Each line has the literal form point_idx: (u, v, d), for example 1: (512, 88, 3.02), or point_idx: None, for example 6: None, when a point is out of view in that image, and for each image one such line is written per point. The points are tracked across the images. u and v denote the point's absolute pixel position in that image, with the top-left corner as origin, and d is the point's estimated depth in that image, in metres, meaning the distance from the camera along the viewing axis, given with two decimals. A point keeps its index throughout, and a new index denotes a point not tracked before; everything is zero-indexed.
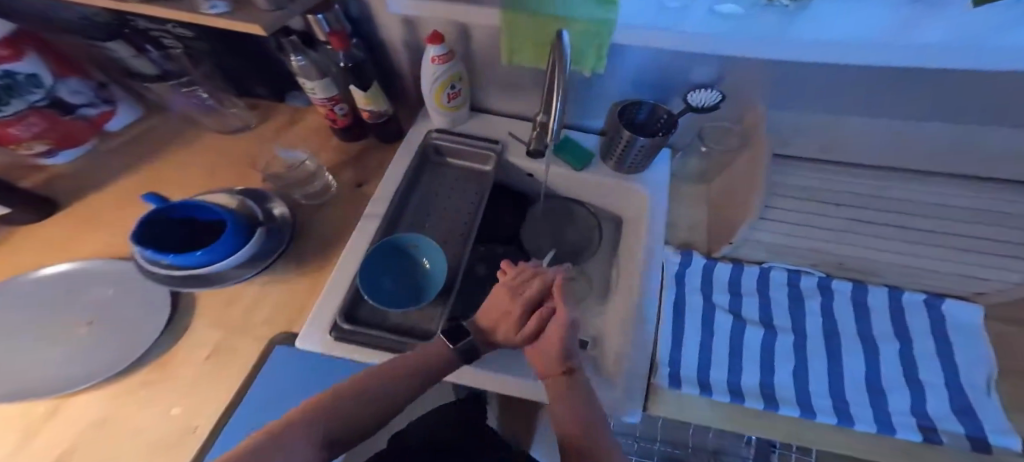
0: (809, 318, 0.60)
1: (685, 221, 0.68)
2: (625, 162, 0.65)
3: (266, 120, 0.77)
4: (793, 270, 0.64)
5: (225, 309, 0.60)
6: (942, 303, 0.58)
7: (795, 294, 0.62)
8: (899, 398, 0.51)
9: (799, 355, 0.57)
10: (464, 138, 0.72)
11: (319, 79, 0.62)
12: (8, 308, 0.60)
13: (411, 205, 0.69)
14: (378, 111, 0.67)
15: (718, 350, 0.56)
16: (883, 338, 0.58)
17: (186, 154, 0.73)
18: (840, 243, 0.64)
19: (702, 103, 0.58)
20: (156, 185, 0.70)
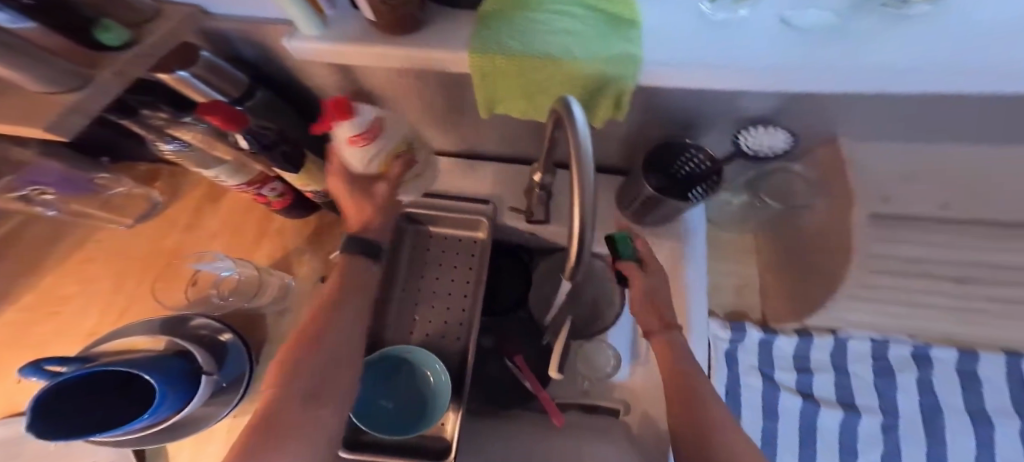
0: (856, 381, 0.55)
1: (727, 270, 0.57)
2: (649, 217, 0.50)
3: (179, 195, 0.59)
4: (880, 340, 0.55)
5: (199, 447, 0.47)
6: (947, 362, 0.54)
7: (881, 366, 0.55)
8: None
9: (884, 437, 0.54)
10: (442, 201, 0.57)
11: (226, 163, 0.42)
12: None
13: (394, 296, 0.56)
14: (323, 189, 0.49)
15: (783, 436, 0.54)
16: (866, 393, 0.55)
17: (83, 257, 0.57)
18: (903, 322, 0.54)
19: (766, 146, 0.41)
20: (47, 308, 0.54)
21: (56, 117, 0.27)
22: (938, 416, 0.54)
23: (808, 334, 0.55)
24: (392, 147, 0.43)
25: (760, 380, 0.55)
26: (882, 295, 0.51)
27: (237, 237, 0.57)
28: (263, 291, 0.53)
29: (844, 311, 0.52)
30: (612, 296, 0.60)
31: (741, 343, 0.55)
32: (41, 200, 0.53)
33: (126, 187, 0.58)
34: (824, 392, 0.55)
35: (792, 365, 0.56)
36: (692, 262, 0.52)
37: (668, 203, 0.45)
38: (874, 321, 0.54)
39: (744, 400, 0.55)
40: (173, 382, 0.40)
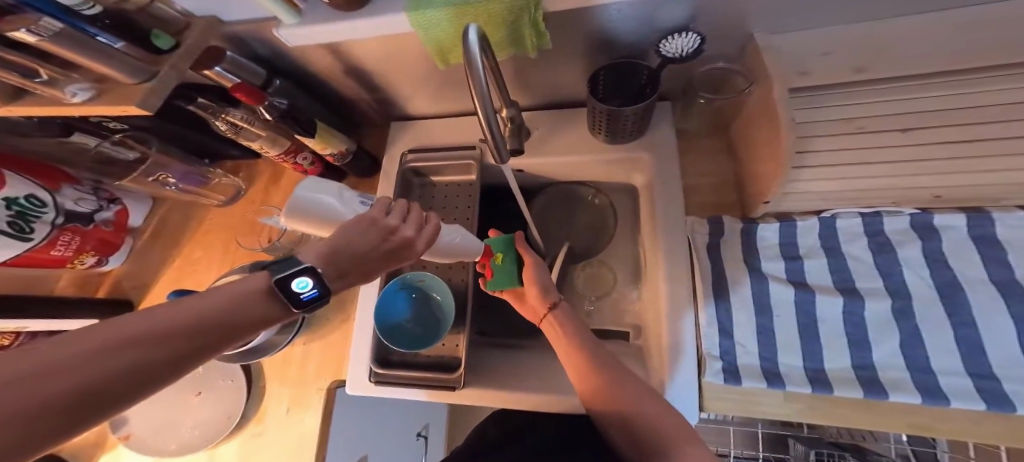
0: (854, 264, 0.44)
1: (706, 183, 0.56)
2: (618, 133, 0.56)
3: (253, 180, 0.78)
4: (869, 213, 0.44)
5: (283, 369, 0.66)
6: (957, 228, 0.40)
7: (878, 243, 0.43)
8: (876, 351, 0.40)
9: (899, 323, 0.40)
10: (439, 152, 0.65)
11: (263, 136, 0.56)
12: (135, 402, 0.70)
13: None
14: (339, 152, 0.61)
15: (780, 331, 0.44)
16: (869, 276, 0.43)
17: (204, 230, 0.78)
18: (869, 189, 0.43)
19: (685, 50, 0.46)
20: (188, 267, 0.77)
21: (145, 96, 0.41)
22: (961, 289, 0.39)
23: (789, 218, 0.47)
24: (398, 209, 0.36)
25: (746, 274, 0.47)
26: (834, 160, 0.42)
27: None
28: (307, 240, 0.69)
29: (804, 184, 0.43)
30: (605, 222, 0.66)
31: (721, 237, 0.50)
32: (167, 183, 0.71)
33: (220, 177, 0.76)
34: (821, 279, 0.44)
35: (779, 252, 0.47)
36: (664, 176, 0.56)
37: (621, 114, 0.52)
38: (826, 193, 0.44)
39: (731, 295, 0.47)
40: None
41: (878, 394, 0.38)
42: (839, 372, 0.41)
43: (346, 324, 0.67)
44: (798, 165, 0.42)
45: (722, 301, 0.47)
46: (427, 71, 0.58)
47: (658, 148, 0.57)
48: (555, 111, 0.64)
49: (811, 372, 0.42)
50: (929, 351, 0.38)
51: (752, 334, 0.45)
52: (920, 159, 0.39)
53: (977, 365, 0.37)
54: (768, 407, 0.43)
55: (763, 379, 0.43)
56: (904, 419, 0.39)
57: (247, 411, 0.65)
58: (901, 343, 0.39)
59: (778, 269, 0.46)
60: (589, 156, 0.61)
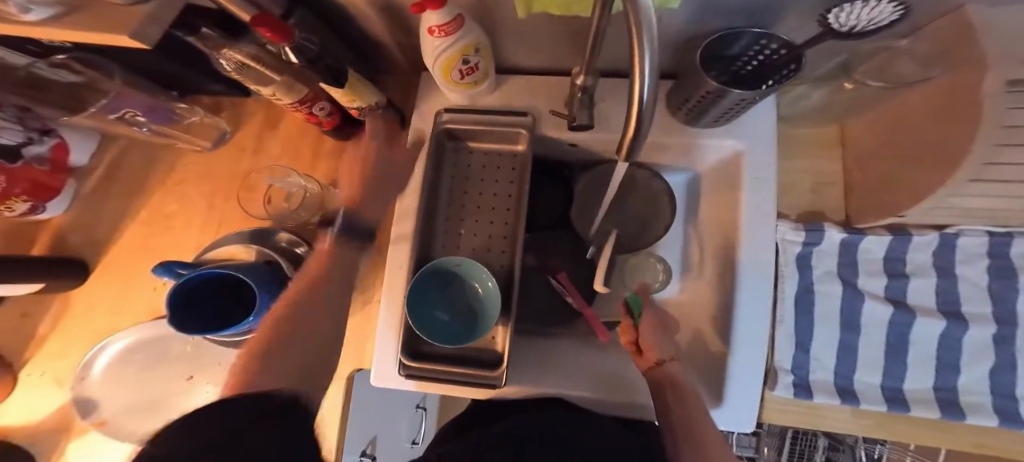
0: (964, 287, 0.43)
1: (805, 186, 0.52)
2: (707, 116, 0.46)
3: (241, 125, 0.64)
4: (1000, 233, 0.41)
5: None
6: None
7: (997, 266, 0.42)
8: (962, 375, 0.43)
9: (994, 350, 0.43)
10: (482, 115, 0.56)
11: (278, 80, 0.43)
12: (110, 379, 0.61)
13: (442, 210, 0.59)
14: (368, 106, 0.50)
15: (864, 349, 0.45)
16: (977, 301, 0.43)
17: (174, 179, 0.64)
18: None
19: (867, 23, 0.35)
20: (160, 223, 0.63)
21: (125, 24, 0.28)
22: None
23: (904, 231, 0.44)
24: (484, 63, 0.49)
25: (839, 287, 0.46)
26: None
27: (297, 160, 0.61)
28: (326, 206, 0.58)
29: (962, 200, 0.37)
30: (659, 211, 0.60)
31: (816, 247, 0.46)
32: (136, 122, 0.58)
33: (200, 116, 0.63)
34: (925, 301, 0.44)
35: (880, 268, 0.45)
36: (751, 171, 0.48)
37: (731, 97, 0.41)
38: (970, 210, 0.39)
39: (817, 308, 0.46)
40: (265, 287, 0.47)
41: (954, 415, 0.42)
42: (917, 392, 0.44)
43: (366, 307, 0.59)
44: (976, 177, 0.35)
45: (806, 317, 0.46)
46: (491, 17, 0.46)
47: (755, 132, 0.49)
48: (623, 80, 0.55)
49: (890, 392, 0.44)
50: (1018, 380, 0.42)
51: (834, 352, 0.45)
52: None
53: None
54: (835, 420, 0.46)
55: (838, 396, 0.45)
56: (949, 433, 0.44)
57: None
58: (992, 368, 0.43)
59: (886, 290, 0.45)
60: (659, 139, 0.51)
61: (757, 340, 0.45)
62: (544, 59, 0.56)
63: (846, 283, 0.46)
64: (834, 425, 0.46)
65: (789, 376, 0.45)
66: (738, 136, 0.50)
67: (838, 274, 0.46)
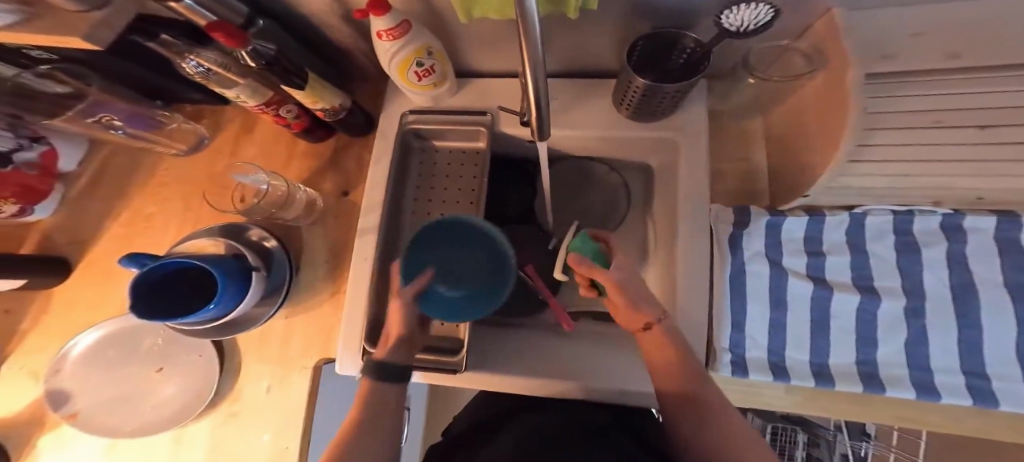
0: (875, 263, 0.46)
1: (732, 169, 0.57)
2: (646, 111, 0.52)
3: (219, 131, 0.68)
4: (902, 211, 0.44)
5: (262, 344, 0.61)
6: (987, 231, 0.41)
7: (905, 242, 0.44)
8: (881, 349, 0.45)
9: (907, 323, 0.44)
10: (443, 115, 0.60)
11: (241, 85, 0.48)
12: (80, 378, 0.61)
13: (408, 205, 0.61)
14: (332, 107, 0.55)
15: (792, 327, 0.48)
16: (888, 274, 0.45)
17: (157, 182, 0.68)
18: (929, 187, 0.43)
19: (750, 23, 0.40)
20: (140, 224, 0.66)
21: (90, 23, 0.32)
22: (974, 292, 0.42)
23: (819, 212, 0.47)
24: (440, 66, 0.53)
25: (766, 265, 0.49)
26: (897, 154, 0.42)
27: (271, 161, 0.65)
28: (292, 203, 0.60)
29: (853, 178, 0.44)
30: (618, 205, 0.63)
31: (744, 228, 0.50)
32: (113, 125, 0.61)
33: (177, 123, 0.67)
34: (841, 276, 0.47)
35: (801, 247, 0.48)
36: (690, 160, 0.53)
37: (659, 92, 0.47)
38: (869, 189, 0.45)
39: (748, 287, 0.49)
40: (232, 276, 0.52)
41: (876, 388, 0.44)
42: (841, 367, 0.46)
43: (334, 297, 0.61)
44: (856, 159, 0.43)
45: (737, 293, 0.49)
46: (444, 20, 0.51)
47: (687, 124, 0.54)
48: (574, 79, 0.60)
49: (816, 367, 0.47)
50: (933, 350, 0.43)
51: (766, 330, 0.49)
52: (986, 157, 0.40)
53: (972, 364, 0.42)
54: (770, 395, 0.49)
55: (770, 372, 0.47)
56: (878, 405, 0.46)
57: (221, 387, 0.60)
58: (907, 340, 0.44)
59: (809, 266, 0.48)
60: (608, 131, 0.57)
61: (697, 317, 0.47)
62: (501, 62, 0.60)
63: (770, 262, 0.49)
64: (771, 397, 0.49)
65: (727, 354, 0.48)
66: (679, 127, 0.55)
67: (760, 255, 0.50)
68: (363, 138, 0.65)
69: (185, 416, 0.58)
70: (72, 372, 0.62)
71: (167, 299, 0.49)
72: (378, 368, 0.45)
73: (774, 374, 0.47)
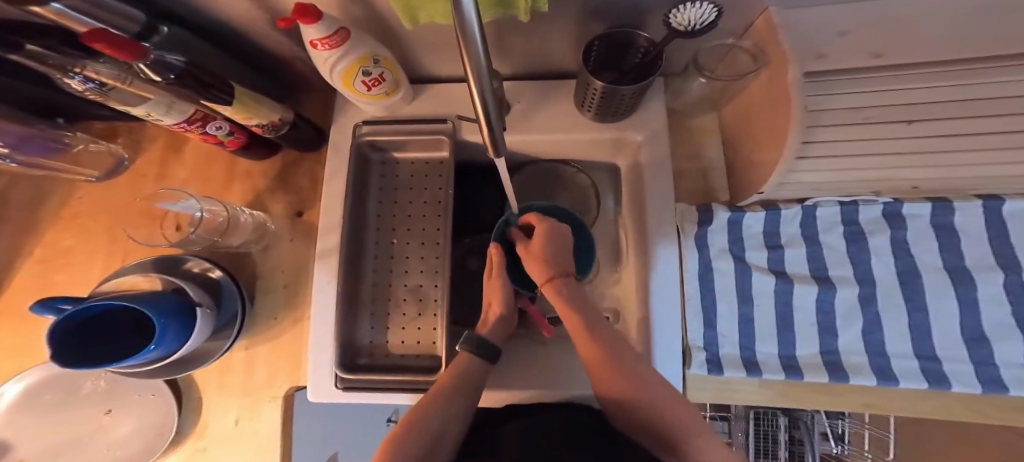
0: (828, 253, 0.49)
1: (697, 164, 0.57)
2: (607, 112, 0.51)
3: (140, 151, 0.62)
4: (848, 202, 0.47)
5: (222, 374, 0.57)
6: (921, 216, 0.45)
7: (853, 231, 0.48)
8: (841, 338, 0.48)
9: (863, 308, 0.48)
10: (400, 125, 0.57)
11: (151, 100, 0.41)
12: (12, 433, 0.56)
13: (371, 220, 0.58)
14: (270, 122, 0.50)
15: (759, 321, 0.50)
16: (841, 264, 0.48)
17: (74, 209, 0.60)
18: (866, 177, 0.45)
19: (695, 23, 0.38)
20: (56, 260, 0.58)
21: None
22: (916, 276, 0.46)
23: (775, 206, 0.49)
24: (390, 74, 0.49)
25: (731, 262, 0.51)
26: (841, 149, 0.44)
27: (207, 183, 0.61)
28: (236, 228, 0.56)
29: (803, 174, 0.45)
30: (588, 204, 0.63)
31: (708, 226, 0.51)
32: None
33: (86, 143, 0.59)
34: (800, 269, 0.49)
35: (762, 242, 0.50)
36: (650, 161, 0.53)
37: (619, 94, 0.46)
38: (817, 184, 0.46)
39: (715, 284, 0.51)
40: (177, 314, 0.47)
41: (841, 377, 0.46)
42: (808, 358, 0.48)
43: (297, 325, 0.58)
44: (805, 154, 0.44)
45: (706, 291, 0.50)
46: (388, 25, 0.47)
47: (646, 122, 0.54)
48: (532, 81, 0.58)
49: (785, 359, 0.49)
50: (886, 337, 0.47)
51: (734, 325, 0.50)
52: (915, 149, 0.43)
53: (923, 349, 0.46)
54: (743, 393, 0.50)
55: (743, 368, 0.49)
56: (837, 392, 0.49)
57: (182, 427, 0.57)
58: (863, 328, 0.47)
59: (771, 260, 0.50)
60: (569, 134, 0.55)
61: (669, 319, 0.48)
62: (456, 65, 0.57)
63: (734, 258, 0.51)
64: (743, 396, 0.50)
65: (701, 353, 0.49)
66: (638, 128, 0.54)
67: (726, 251, 0.51)
68: (312, 152, 0.62)
69: (151, 453, 0.54)
70: (0, 429, 0.55)
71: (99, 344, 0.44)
72: (478, 343, 0.47)
73: (747, 367, 0.49)
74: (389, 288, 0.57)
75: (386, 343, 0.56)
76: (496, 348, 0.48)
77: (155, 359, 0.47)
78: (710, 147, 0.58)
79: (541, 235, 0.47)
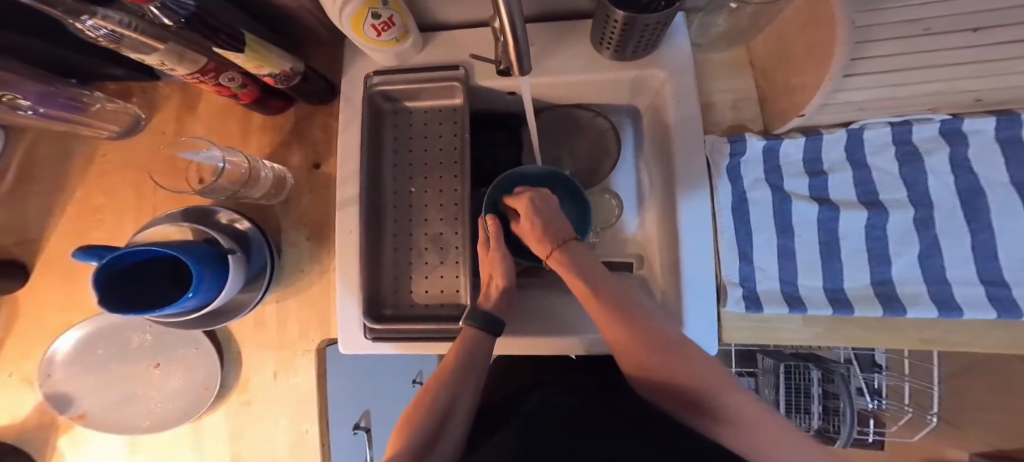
0: (879, 176, 0.49)
1: (726, 100, 0.55)
2: (628, 48, 0.48)
3: (155, 109, 0.62)
4: (899, 123, 0.47)
5: (258, 331, 0.60)
6: (985, 131, 0.45)
7: (905, 152, 0.48)
8: (895, 265, 0.48)
9: (919, 232, 0.48)
10: (407, 71, 0.55)
11: (162, 51, 0.40)
12: (72, 385, 0.60)
13: (385, 171, 0.58)
14: (282, 71, 0.49)
15: (801, 252, 0.50)
16: (894, 188, 0.48)
17: (100, 169, 0.61)
18: (914, 95, 0.44)
19: None
20: (91, 217, 0.60)
21: None
22: (982, 193, 0.46)
23: (816, 132, 0.50)
24: (399, 17, 0.47)
25: (768, 192, 0.52)
26: (897, 61, 0.41)
27: (224, 139, 0.61)
28: (258, 180, 0.55)
29: (849, 93, 0.44)
30: (607, 146, 0.60)
31: (741, 156, 0.51)
32: (18, 107, 0.51)
33: (102, 102, 0.58)
34: (846, 195, 0.50)
35: (802, 169, 0.51)
36: (676, 103, 0.51)
37: (640, 24, 0.42)
38: (864, 103, 0.45)
39: (752, 215, 0.52)
40: (207, 260, 0.48)
41: (896, 309, 0.47)
42: (856, 291, 0.49)
43: (325, 276, 0.60)
44: (852, 72, 0.42)
45: (743, 225, 0.51)
46: None
47: (670, 59, 0.51)
48: (548, 22, 0.56)
49: (831, 292, 0.49)
50: (946, 262, 0.47)
51: (775, 259, 0.51)
52: (976, 59, 0.40)
53: (989, 273, 0.46)
54: (789, 330, 0.51)
55: (786, 304, 0.50)
56: (870, 327, 0.50)
57: (227, 379, 0.61)
58: (920, 253, 0.47)
59: (814, 189, 0.51)
60: (589, 76, 0.53)
61: (705, 251, 0.50)
62: (469, 7, 0.55)
63: (774, 188, 0.52)
64: (787, 333, 0.51)
65: (737, 289, 0.50)
66: (661, 65, 0.51)
67: (767, 180, 0.52)
68: (324, 106, 0.61)
69: (199, 407, 0.59)
70: (62, 380, 0.60)
71: (137, 293, 0.46)
72: (483, 318, 0.47)
73: (788, 299, 0.50)
74: (410, 238, 0.58)
75: (410, 292, 0.57)
76: (501, 321, 0.48)
77: (191, 309, 0.50)
78: (738, 84, 0.55)
79: (529, 215, 0.47)
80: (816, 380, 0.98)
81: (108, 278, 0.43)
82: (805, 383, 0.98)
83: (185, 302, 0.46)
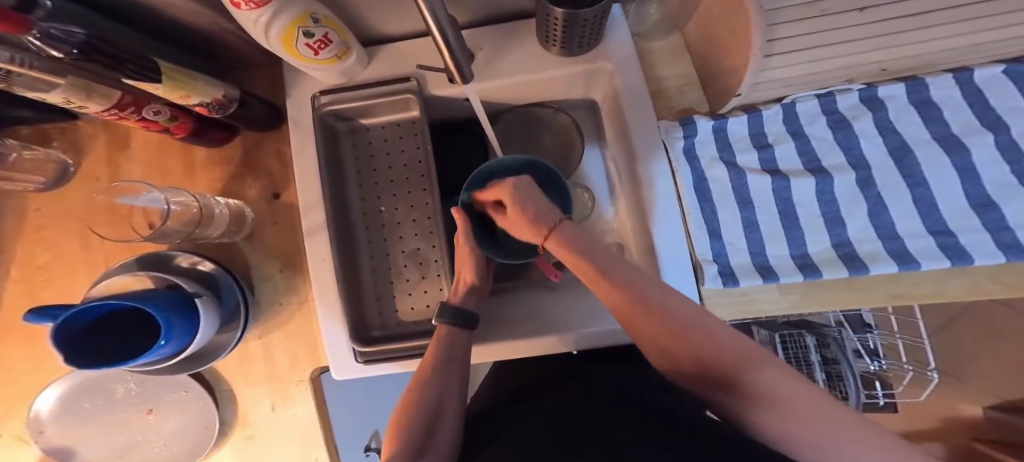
0: (818, 144, 0.51)
1: (673, 84, 0.55)
2: (574, 44, 0.46)
3: (82, 152, 0.57)
4: (824, 94, 0.50)
5: (245, 368, 0.59)
6: (898, 96, 0.49)
7: (835, 120, 0.51)
8: (849, 227, 0.48)
9: (863, 192, 0.49)
10: (354, 87, 0.51)
11: (63, 86, 0.34)
12: (64, 444, 0.59)
13: (349, 192, 0.55)
14: (214, 100, 0.45)
15: (764, 223, 0.50)
16: (832, 153, 0.51)
17: (37, 224, 0.57)
18: (827, 69, 0.48)
19: None
20: (37, 275, 0.56)
21: None
22: (910, 152, 0.49)
23: (756, 109, 0.52)
24: (337, 33, 0.43)
25: (725, 169, 0.52)
26: (804, 43, 0.44)
27: (166, 177, 0.57)
28: (212, 219, 0.52)
29: (772, 72, 0.47)
30: (572, 143, 0.58)
31: (695, 138, 0.52)
32: None
33: (20, 151, 0.52)
34: (793, 164, 0.51)
35: (750, 144, 0.52)
36: (628, 87, 0.49)
37: (581, 19, 0.40)
38: (787, 78, 0.48)
39: (713, 193, 0.51)
40: (171, 307, 0.46)
41: (860, 268, 0.46)
42: (821, 254, 0.48)
43: (304, 306, 0.58)
44: (770, 53, 0.44)
45: (709, 208, 0.51)
46: None
47: (617, 48, 0.50)
48: (489, 20, 0.53)
49: (799, 259, 0.49)
50: (894, 218, 0.48)
51: (741, 233, 0.50)
52: (868, 34, 0.43)
53: (936, 224, 0.47)
54: (767, 303, 0.50)
55: (759, 275, 0.48)
56: (842, 291, 0.49)
57: (225, 417, 0.60)
58: (869, 211, 0.48)
59: (766, 160, 0.52)
60: (541, 73, 0.50)
61: (675, 237, 0.49)
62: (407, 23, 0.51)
63: (729, 164, 0.52)
64: (770, 306, 0.50)
65: (712, 266, 0.49)
66: (609, 56, 0.50)
67: (721, 158, 0.52)
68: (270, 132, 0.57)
69: (205, 446, 0.59)
70: (50, 441, 0.59)
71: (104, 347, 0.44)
72: (454, 313, 0.46)
73: (761, 272, 0.49)
74: (387, 258, 0.56)
75: (395, 312, 0.56)
76: (473, 313, 0.47)
77: (168, 356, 0.48)
78: (681, 69, 0.55)
79: (511, 200, 0.41)
80: (819, 350, 1.00)
81: (63, 337, 0.41)
82: (804, 350, 1.00)
83: (161, 348, 0.44)
